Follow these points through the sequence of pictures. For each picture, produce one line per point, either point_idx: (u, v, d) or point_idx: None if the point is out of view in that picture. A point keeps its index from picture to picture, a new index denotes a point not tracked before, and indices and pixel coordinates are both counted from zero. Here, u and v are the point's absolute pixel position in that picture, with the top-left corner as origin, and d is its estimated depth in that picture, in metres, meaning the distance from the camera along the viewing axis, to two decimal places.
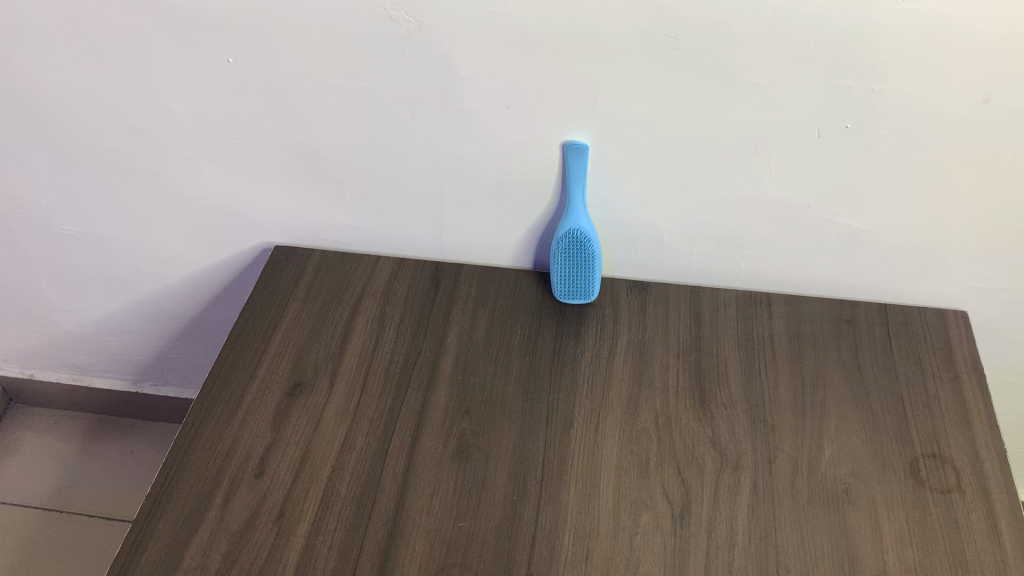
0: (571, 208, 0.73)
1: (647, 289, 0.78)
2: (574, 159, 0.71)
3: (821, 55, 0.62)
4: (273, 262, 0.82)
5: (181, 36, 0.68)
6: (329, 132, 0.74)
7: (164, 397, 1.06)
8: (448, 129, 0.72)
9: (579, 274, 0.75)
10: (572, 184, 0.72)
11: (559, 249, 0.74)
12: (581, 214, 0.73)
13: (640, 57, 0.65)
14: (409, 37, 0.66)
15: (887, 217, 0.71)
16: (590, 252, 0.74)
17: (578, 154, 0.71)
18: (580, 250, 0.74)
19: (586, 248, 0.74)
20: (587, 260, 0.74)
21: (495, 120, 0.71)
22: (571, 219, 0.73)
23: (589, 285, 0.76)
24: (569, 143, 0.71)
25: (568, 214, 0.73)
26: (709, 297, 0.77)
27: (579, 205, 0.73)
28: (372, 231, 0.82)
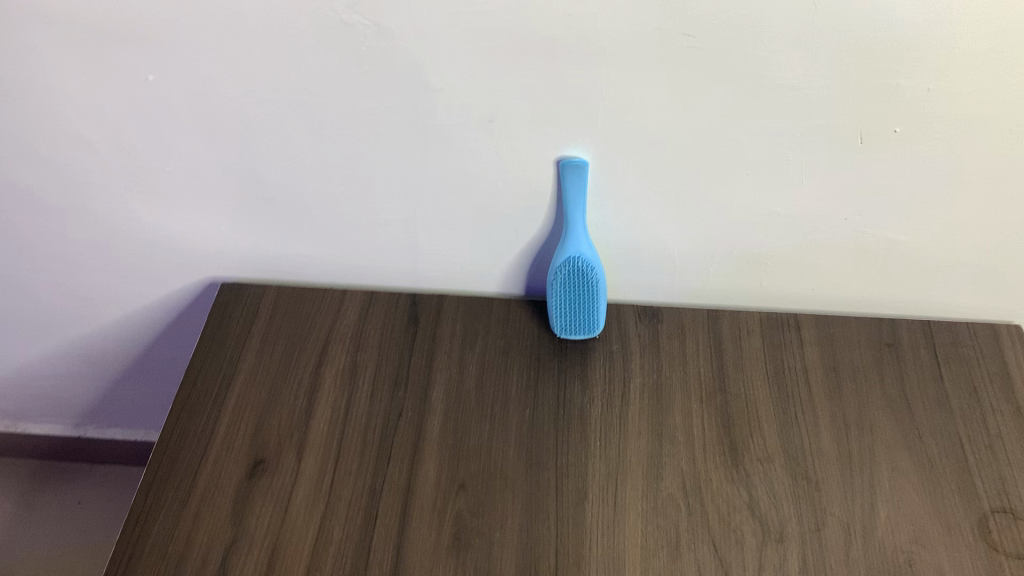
0: (569, 233, 0.62)
1: (658, 316, 0.68)
2: (569, 177, 0.60)
3: (870, 51, 0.52)
4: (222, 302, 0.70)
5: (87, 52, 0.55)
6: (278, 154, 0.62)
7: (112, 439, 0.95)
8: (420, 146, 0.60)
9: (581, 307, 0.64)
10: (569, 206, 0.61)
11: (556, 279, 0.63)
12: (581, 240, 0.62)
13: (650, 60, 0.53)
14: (367, 44, 0.54)
15: (936, 228, 0.62)
16: (592, 282, 0.63)
17: (575, 172, 0.60)
18: (581, 280, 0.63)
19: (588, 279, 0.63)
20: (590, 291, 0.64)
21: (476, 136, 0.59)
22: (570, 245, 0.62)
23: (593, 319, 0.65)
24: (563, 158, 0.60)
25: (566, 240, 0.62)
26: (730, 321, 0.67)
27: (578, 229, 0.62)
28: (336, 260, 0.70)
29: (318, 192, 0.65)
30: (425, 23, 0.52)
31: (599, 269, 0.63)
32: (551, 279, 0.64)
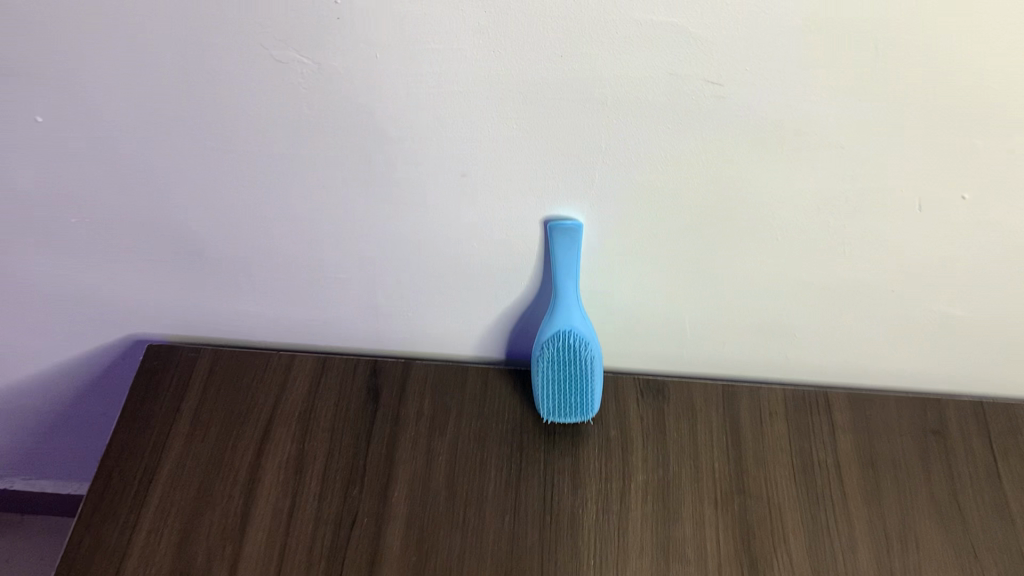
0: (559, 303, 0.51)
1: (664, 393, 0.57)
2: (558, 241, 0.49)
3: (944, 106, 0.40)
4: (147, 368, 0.59)
5: None
6: (206, 206, 0.51)
7: (44, 491, 0.85)
8: (378, 201, 0.49)
9: (572, 390, 0.54)
10: (558, 273, 0.50)
11: (542, 358, 0.52)
12: (573, 312, 0.51)
13: (664, 111, 0.42)
14: (307, 85, 0.43)
15: (1001, 304, 0.51)
16: (587, 362, 0.52)
17: (565, 236, 0.49)
18: (573, 360, 0.52)
19: (581, 358, 0.52)
20: (583, 372, 0.53)
21: (447, 191, 0.48)
22: (561, 318, 0.51)
23: (586, 403, 0.54)
24: (550, 219, 0.49)
25: (555, 311, 0.51)
26: (749, 400, 0.56)
27: (570, 300, 0.51)
28: (284, 318, 0.60)
29: (257, 248, 0.54)
30: (378, 61, 0.41)
31: (594, 347, 0.52)
32: (536, 358, 0.53)
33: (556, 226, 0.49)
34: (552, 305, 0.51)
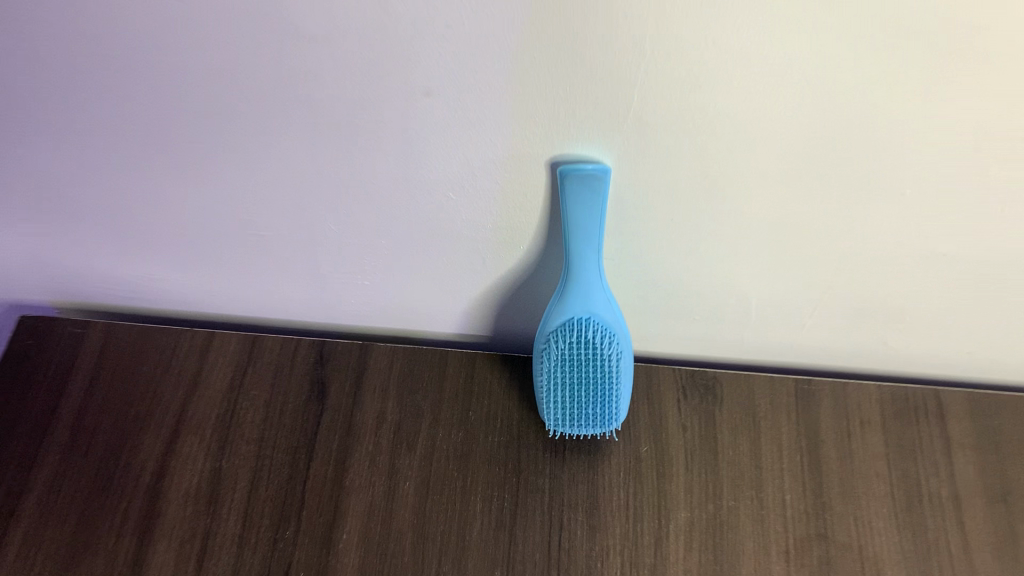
0: (572, 282, 0.36)
1: (715, 391, 0.42)
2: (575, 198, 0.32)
3: None
4: (19, 351, 0.44)
5: None
6: (48, 147, 0.34)
7: None
8: (300, 141, 0.33)
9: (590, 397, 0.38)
10: (573, 244, 0.34)
11: (546, 351, 0.38)
12: (591, 295, 0.36)
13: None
14: None
15: None
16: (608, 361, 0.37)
17: (586, 189, 0.32)
18: (589, 359, 0.37)
19: (601, 356, 0.37)
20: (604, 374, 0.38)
21: (403, 121, 0.31)
22: (573, 302, 0.36)
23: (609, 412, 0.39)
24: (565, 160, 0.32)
25: (566, 292, 0.36)
26: (831, 405, 0.41)
27: (588, 280, 0.35)
28: (198, 286, 0.44)
29: (137, 201, 0.37)
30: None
31: (621, 338, 0.37)
32: (540, 346, 0.38)
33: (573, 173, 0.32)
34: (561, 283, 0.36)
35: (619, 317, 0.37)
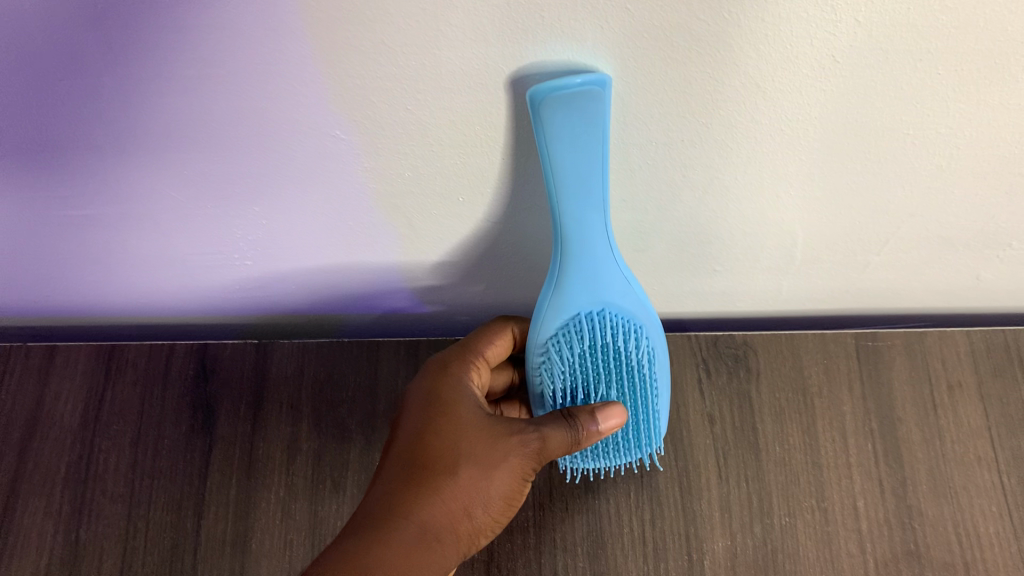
0: (572, 270, 0.24)
1: (747, 361, 0.31)
2: (564, 133, 0.20)
3: None
4: None
5: None
6: None
7: None
8: (73, 87, 0.20)
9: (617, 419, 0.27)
10: (564, 205, 0.22)
11: (544, 369, 0.26)
12: (603, 280, 0.25)
13: None
14: None
15: None
16: (638, 364, 0.26)
17: (575, 114, 0.20)
18: (610, 365, 0.26)
19: (628, 360, 0.26)
20: (632, 382, 0.26)
21: (228, 21, 0.18)
22: (578, 295, 0.25)
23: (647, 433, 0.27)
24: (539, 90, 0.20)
25: (565, 285, 0.25)
26: (905, 364, 0.30)
27: (595, 259, 0.24)
28: (28, 287, 0.32)
29: None
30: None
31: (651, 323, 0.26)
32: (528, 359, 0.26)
33: (551, 94, 0.20)
34: (553, 272, 0.24)
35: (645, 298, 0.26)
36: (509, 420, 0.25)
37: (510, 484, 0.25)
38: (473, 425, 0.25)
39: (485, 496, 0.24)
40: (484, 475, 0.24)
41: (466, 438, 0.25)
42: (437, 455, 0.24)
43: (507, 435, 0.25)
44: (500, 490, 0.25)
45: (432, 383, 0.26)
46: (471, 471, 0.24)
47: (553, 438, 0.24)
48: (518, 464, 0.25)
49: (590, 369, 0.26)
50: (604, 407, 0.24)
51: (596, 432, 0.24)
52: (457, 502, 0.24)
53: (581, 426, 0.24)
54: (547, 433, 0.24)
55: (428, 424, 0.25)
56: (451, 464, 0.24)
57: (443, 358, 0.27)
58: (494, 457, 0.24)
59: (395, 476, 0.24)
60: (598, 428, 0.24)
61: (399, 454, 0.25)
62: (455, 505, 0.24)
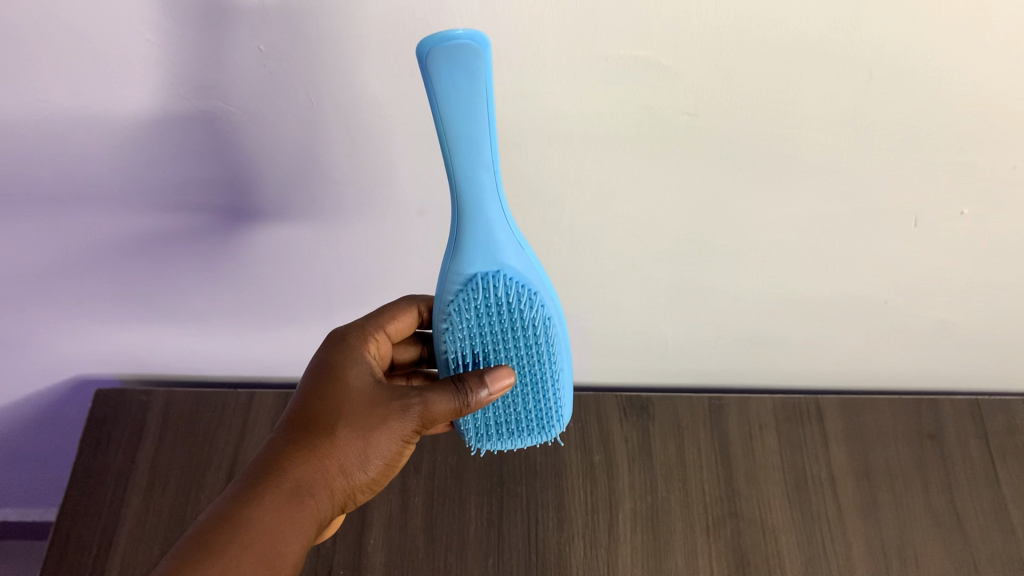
0: (469, 240, 0.34)
1: (648, 411, 0.54)
2: (452, 111, 0.30)
3: (951, 118, 0.37)
4: (97, 419, 0.55)
5: None
6: (140, 263, 0.47)
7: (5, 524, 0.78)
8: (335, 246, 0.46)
9: (522, 396, 0.38)
10: (459, 168, 0.32)
11: (452, 325, 0.36)
12: (495, 248, 0.34)
13: (629, 147, 0.39)
14: (232, 146, 0.38)
15: (996, 310, 0.48)
16: (531, 324, 0.36)
17: (455, 64, 0.29)
18: (506, 325, 0.36)
19: (524, 318, 0.36)
20: (527, 343, 0.36)
21: (405, 229, 0.45)
22: (475, 260, 0.34)
23: (549, 411, 0.38)
24: (421, 63, 0.28)
25: (463, 252, 0.34)
26: (736, 413, 0.54)
27: (487, 216, 0.33)
28: (249, 352, 0.57)
29: (207, 292, 0.50)
30: (310, 94, 0.35)
31: (540, 288, 0.36)
32: (442, 325, 0.37)
33: (436, 46, 0.28)
34: (455, 242, 0.34)
35: (535, 268, 0.36)
36: (389, 391, 0.36)
37: (387, 443, 0.35)
38: (363, 400, 0.36)
39: (364, 452, 0.35)
40: (362, 434, 0.35)
41: (353, 416, 0.35)
42: (322, 421, 0.34)
43: (390, 405, 0.36)
44: (378, 449, 0.35)
45: (343, 356, 0.38)
46: (353, 433, 0.35)
47: (433, 401, 0.35)
48: (396, 426, 0.35)
49: (490, 324, 0.36)
50: (492, 367, 0.35)
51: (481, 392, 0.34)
52: (334, 456, 0.34)
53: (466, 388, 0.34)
54: (429, 399, 0.35)
55: (328, 400, 0.35)
56: (333, 427, 0.34)
57: (342, 334, 0.39)
58: (373, 423, 0.35)
59: (286, 443, 0.34)
60: (486, 391, 0.34)
61: (295, 423, 0.35)
62: (337, 457, 0.34)
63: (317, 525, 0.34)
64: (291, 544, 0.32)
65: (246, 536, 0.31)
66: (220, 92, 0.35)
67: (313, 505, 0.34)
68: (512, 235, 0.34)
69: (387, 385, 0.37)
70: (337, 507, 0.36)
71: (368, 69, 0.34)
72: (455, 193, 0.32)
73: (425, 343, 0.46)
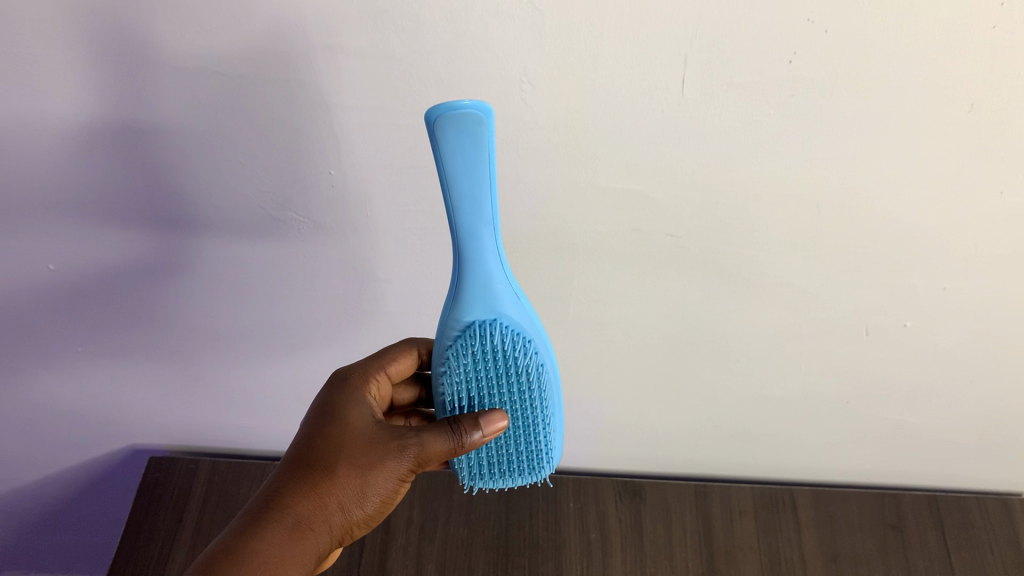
0: (469, 287, 0.37)
1: (641, 494, 0.61)
2: (457, 168, 0.34)
3: (883, 247, 0.45)
4: (149, 481, 0.62)
5: None
6: (208, 337, 0.56)
7: None
8: (374, 330, 0.55)
9: (514, 436, 0.40)
10: (461, 220, 0.35)
11: (450, 373, 0.39)
12: (492, 295, 0.37)
13: (624, 259, 0.47)
14: (303, 239, 0.47)
15: (943, 411, 0.56)
16: (524, 371, 0.38)
17: (462, 130, 0.33)
18: (501, 369, 0.38)
19: (517, 364, 0.38)
20: (520, 388, 0.39)
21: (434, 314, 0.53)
22: (474, 307, 0.37)
23: (540, 453, 0.40)
24: (431, 128, 0.33)
25: (462, 300, 0.37)
26: (719, 499, 0.60)
27: (486, 269, 0.36)
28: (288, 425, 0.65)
29: (261, 367, 0.59)
30: (371, 198, 0.45)
31: (533, 337, 0.39)
32: (441, 371, 0.39)
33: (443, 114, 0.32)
34: (456, 290, 0.37)
35: (530, 316, 0.39)
36: (389, 433, 0.38)
37: (385, 480, 0.37)
38: (364, 439, 0.38)
39: (362, 489, 0.37)
40: (362, 474, 0.37)
41: (354, 455, 0.37)
42: (326, 459, 0.36)
43: (388, 444, 0.37)
44: (376, 486, 0.37)
45: (346, 398, 0.40)
46: (352, 471, 0.36)
47: (430, 443, 0.37)
48: (393, 464, 0.37)
49: (487, 369, 0.38)
50: (486, 411, 0.37)
51: (474, 437, 0.37)
52: (335, 493, 0.36)
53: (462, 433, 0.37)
54: (425, 441, 0.37)
55: (331, 437, 0.37)
56: (335, 465, 0.36)
57: (346, 375, 0.42)
58: (372, 460, 0.37)
59: (293, 478, 0.36)
60: (479, 434, 0.37)
61: (301, 458, 0.37)
62: (337, 493, 0.36)
63: (317, 557, 0.36)
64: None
65: (251, 565, 0.33)
66: (291, 202, 0.45)
67: (314, 539, 0.36)
68: (508, 285, 0.38)
69: (387, 426, 0.39)
70: (336, 541, 0.38)
71: (408, 186, 0.44)
72: (456, 243, 0.36)
73: (422, 384, 0.49)
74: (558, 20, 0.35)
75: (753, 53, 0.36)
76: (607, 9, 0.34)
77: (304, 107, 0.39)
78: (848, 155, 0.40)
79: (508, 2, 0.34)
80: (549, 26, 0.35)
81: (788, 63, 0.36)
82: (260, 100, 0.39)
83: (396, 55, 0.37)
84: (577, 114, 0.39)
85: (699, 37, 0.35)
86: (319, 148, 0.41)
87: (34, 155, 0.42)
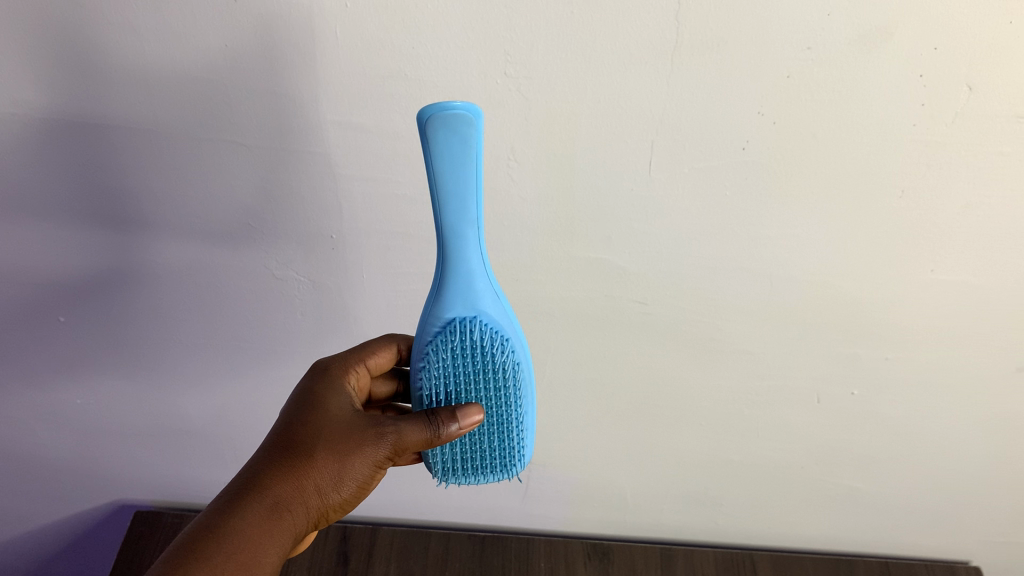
0: (451, 285, 0.40)
1: (609, 556, 0.64)
2: (444, 169, 0.36)
3: (832, 319, 0.50)
4: (135, 534, 0.65)
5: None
6: (202, 391, 0.60)
7: None
8: None
9: (489, 433, 0.42)
10: (446, 219, 0.38)
11: (427, 369, 0.41)
12: (472, 294, 0.40)
13: (596, 325, 0.52)
14: (302, 296, 0.52)
15: (891, 476, 0.60)
16: (500, 368, 0.41)
17: (451, 130, 0.35)
18: (478, 365, 0.41)
19: (493, 361, 0.41)
20: (496, 386, 0.41)
21: None
22: (455, 305, 0.40)
23: (513, 451, 0.43)
24: (422, 126, 0.35)
25: (445, 297, 0.40)
26: (683, 562, 0.63)
27: (469, 268, 0.39)
28: None
29: (250, 422, 0.62)
30: (366, 263, 0.49)
31: (510, 335, 0.41)
32: (419, 365, 0.41)
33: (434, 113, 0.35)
34: (438, 287, 0.40)
35: (507, 316, 0.42)
36: (367, 424, 0.39)
37: (362, 466, 0.38)
38: (341, 427, 0.39)
39: (340, 475, 0.38)
40: (339, 459, 0.38)
41: (332, 440, 0.38)
42: (303, 443, 0.38)
43: (365, 432, 0.39)
44: (353, 471, 0.38)
45: (325, 390, 0.42)
46: (329, 456, 0.38)
47: (409, 432, 0.39)
48: (371, 451, 0.39)
49: (466, 366, 0.41)
50: (463, 406, 0.40)
51: (453, 427, 0.39)
52: (312, 477, 0.37)
53: (443, 424, 0.39)
54: (403, 430, 0.39)
55: (309, 424, 0.39)
56: (312, 451, 0.37)
57: (326, 367, 0.44)
58: (350, 447, 0.38)
59: (270, 462, 0.37)
60: (457, 425, 0.39)
61: (278, 443, 0.38)
62: (315, 477, 0.37)
63: (293, 538, 0.37)
64: (269, 556, 0.35)
65: (229, 542, 0.34)
66: (292, 264, 0.49)
67: (291, 520, 0.37)
68: (488, 284, 0.40)
69: (364, 416, 0.40)
70: (311, 526, 0.39)
71: (402, 252, 0.48)
72: (441, 239, 0.38)
73: (401, 379, 0.51)
74: (543, 106, 0.40)
75: (711, 141, 0.41)
76: (586, 98, 0.40)
77: (312, 175, 0.44)
78: (797, 231, 0.45)
79: (500, 90, 0.40)
80: (535, 111, 0.40)
81: (742, 149, 0.41)
82: (272, 170, 0.44)
83: (398, 132, 0.42)
84: (557, 188, 0.44)
85: (665, 125, 0.41)
86: (323, 215, 0.46)
87: (62, 203, 0.46)
